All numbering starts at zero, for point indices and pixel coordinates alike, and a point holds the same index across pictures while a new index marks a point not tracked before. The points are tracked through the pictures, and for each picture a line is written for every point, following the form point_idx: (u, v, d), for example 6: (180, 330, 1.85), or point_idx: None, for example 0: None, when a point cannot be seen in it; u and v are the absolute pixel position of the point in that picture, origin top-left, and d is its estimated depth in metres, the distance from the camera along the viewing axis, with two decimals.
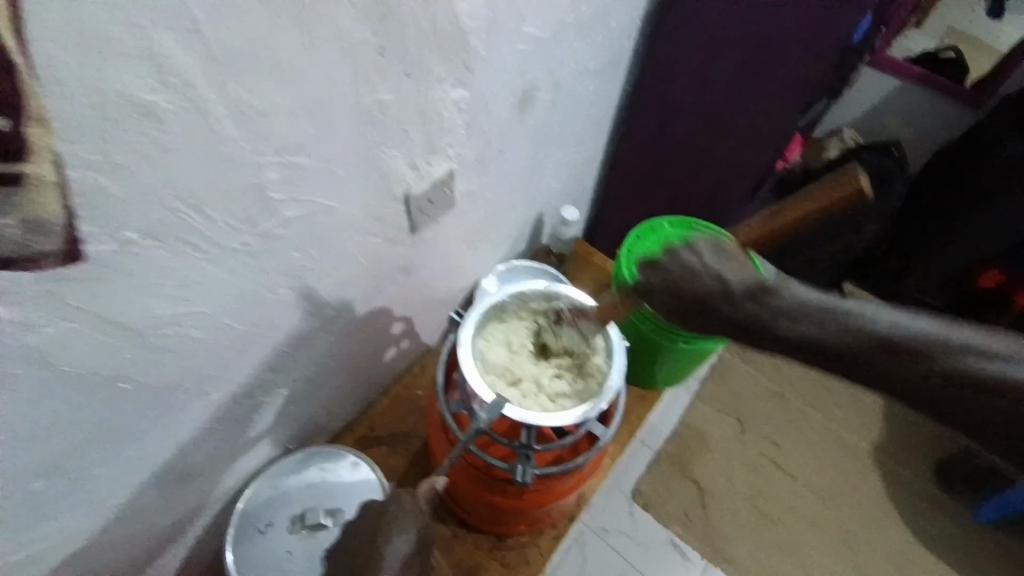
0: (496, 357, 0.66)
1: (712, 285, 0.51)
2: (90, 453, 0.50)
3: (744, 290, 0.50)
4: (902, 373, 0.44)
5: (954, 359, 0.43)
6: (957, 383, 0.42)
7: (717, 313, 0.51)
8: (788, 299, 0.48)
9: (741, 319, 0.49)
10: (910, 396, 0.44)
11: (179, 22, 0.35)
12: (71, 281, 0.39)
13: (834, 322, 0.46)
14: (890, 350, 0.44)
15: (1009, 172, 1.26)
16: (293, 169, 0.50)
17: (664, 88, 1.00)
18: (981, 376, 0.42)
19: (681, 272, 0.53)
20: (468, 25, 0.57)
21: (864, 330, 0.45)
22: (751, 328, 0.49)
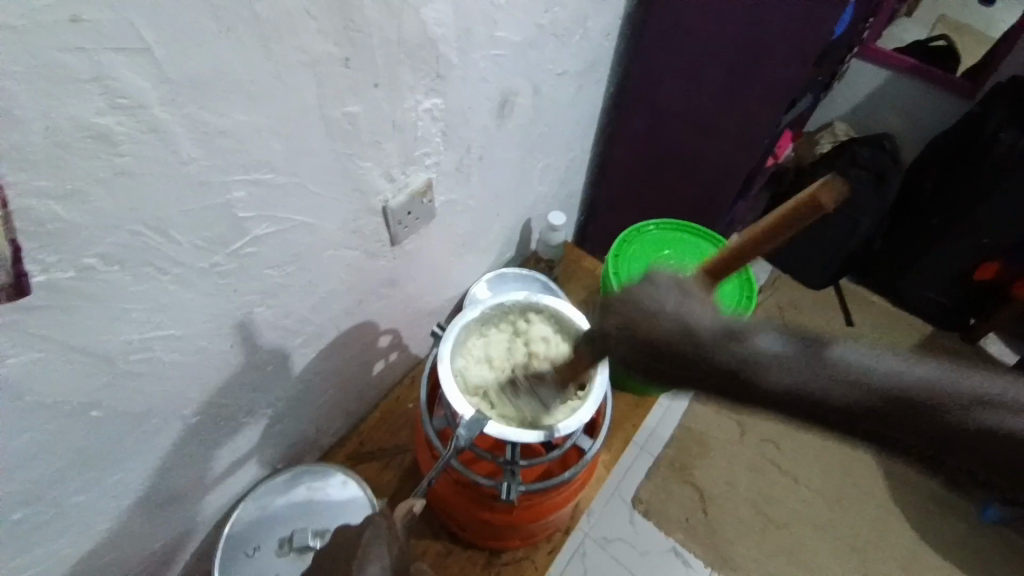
0: (476, 375, 0.65)
1: (675, 326, 0.38)
2: (65, 484, 0.49)
3: (703, 333, 0.37)
4: (911, 430, 0.33)
5: (970, 409, 0.32)
6: (981, 440, 0.32)
7: (680, 363, 0.37)
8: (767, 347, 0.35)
9: (709, 371, 0.36)
10: (923, 454, 0.33)
11: (129, 43, 0.34)
12: (31, 312, 0.38)
13: (837, 380, 0.33)
14: (896, 404, 0.33)
15: (1000, 165, 1.25)
16: (262, 186, 0.49)
17: (647, 90, 1.00)
18: (1009, 430, 0.32)
19: (633, 308, 0.39)
20: (437, 33, 0.56)
21: (862, 382, 0.33)
22: (726, 382, 0.36)
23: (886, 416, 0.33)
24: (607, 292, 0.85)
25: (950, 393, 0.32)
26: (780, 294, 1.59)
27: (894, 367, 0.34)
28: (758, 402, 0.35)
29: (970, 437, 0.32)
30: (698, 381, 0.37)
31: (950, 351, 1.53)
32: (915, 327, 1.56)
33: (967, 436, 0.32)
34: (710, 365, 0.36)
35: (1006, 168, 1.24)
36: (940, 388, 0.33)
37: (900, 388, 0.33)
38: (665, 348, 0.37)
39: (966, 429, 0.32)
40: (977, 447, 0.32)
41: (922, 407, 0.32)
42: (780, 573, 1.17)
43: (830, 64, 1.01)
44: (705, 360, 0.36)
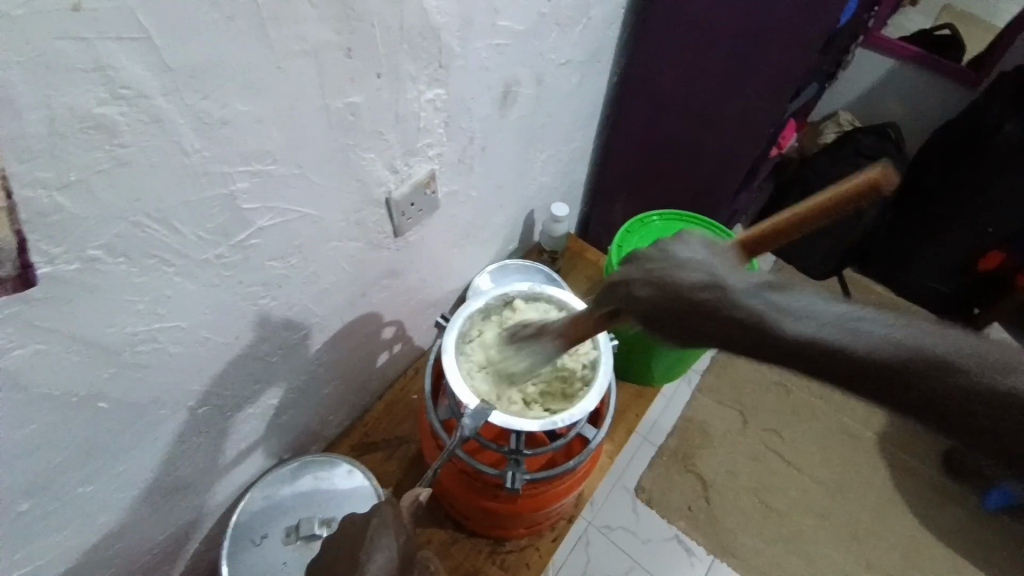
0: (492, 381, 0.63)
1: (706, 282, 0.44)
2: (73, 473, 0.50)
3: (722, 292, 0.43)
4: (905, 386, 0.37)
5: (971, 371, 0.36)
6: (970, 395, 0.36)
7: (704, 316, 0.43)
8: (790, 309, 0.40)
9: (732, 322, 0.42)
10: (919, 410, 0.38)
11: (129, 32, 0.34)
12: (35, 303, 0.39)
13: (847, 334, 0.39)
14: (894, 361, 0.37)
15: (1004, 155, 1.25)
16: (265, 177, 0.49)
17: (649, 80, 0.99)
18: (1000, 392, 0.36)
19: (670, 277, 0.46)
20: (438, 22, 0.55)
21: (863, 338, 0.38)
22: (746, 332, 0.41)
23: (882, 369, 0.38)
24: (609, 283, 0.85)
25: (943, 360, 0.37)
26: None
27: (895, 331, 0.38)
28: (770, 354, 0.41)
29: (961, 395, 0.36)
30: (723, 333, 0.42)
31: None
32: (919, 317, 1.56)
33: (958, 396, 0.36)
34: (731, 316, 0.42)
35: (1012, 157, 1.23)
36: (934, 354, 0.37)
37: (900, 350, 0.37)
38: (694, 305, 0.44)
39: (954, 388, 0.36)
40: (971, 404, 0.36)
41: (916, 369, 0.37)
42: (782, 561, 1.18)
43: (833, 55, 1.00)
44: (730, 311, 0.42)
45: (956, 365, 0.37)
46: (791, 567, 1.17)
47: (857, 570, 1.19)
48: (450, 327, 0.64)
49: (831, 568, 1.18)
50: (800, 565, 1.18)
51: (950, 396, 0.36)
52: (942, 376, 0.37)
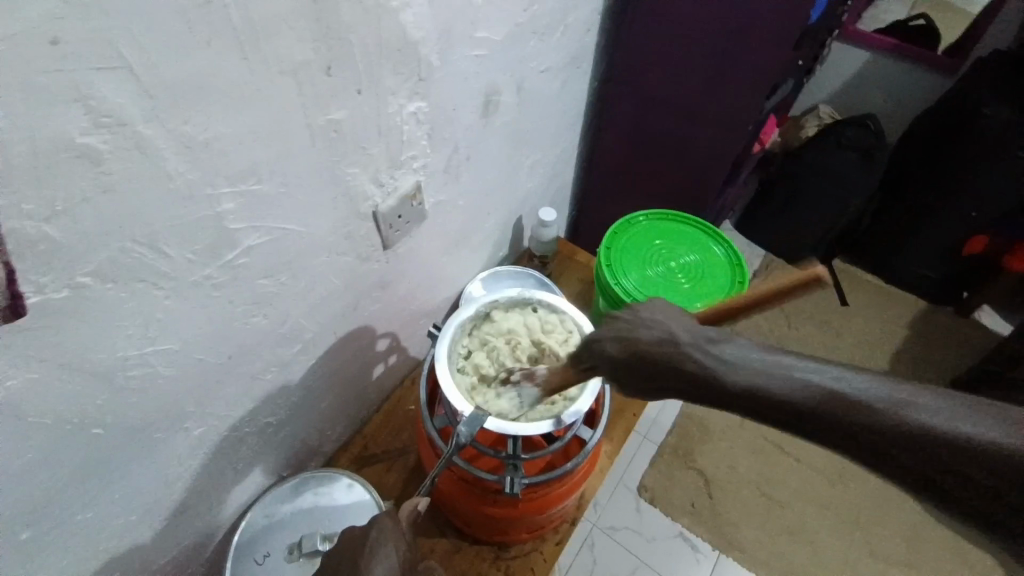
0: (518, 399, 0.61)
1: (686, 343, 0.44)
2: (71, 501, 0.50)
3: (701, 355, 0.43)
4: (887, 439, 0.38)
5: (962, 433, 0.36)
6: (942, 455, 0.37)
7: (673, 376, 0.44)
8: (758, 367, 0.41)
9: (702, 379, 0.42)
10: (904, 465, 0.38)
11: (109, 61, 0.35)
12: (27, 331, 0.39)
13: (813, 394, 0.39)
14: (867, 418, 0.38)
15: (988, 138, 1.26)
16: (251, 197, 0.50)
17: (629, 82, 1.01)
18: (975, 450, 0.36)
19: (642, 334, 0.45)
20: (417, 36, 0.56)
21: (842, 395, 0.39)
22: (711, 390, 0.42)
23: (866, 429, 0.38)
24: (600, 284, 0.86)
25: (924, 422, 0.37)
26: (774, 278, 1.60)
27: (876, 390, 0.39)
28: (750, 409, 0.41)
29: (943, 451, 0.37)
30: (701, 391, 0.43)
31: (944, 325, 1.54)
32: (909, 303, 1.57)
33: (941, 454, 0.37)
34: (706, 372, 0.42)
35: (990, 140, 1.25)
36: (914, 415, 0.37)
37: (879, 407, 0.38)
38: (658, 365, 0.44)
39: (944, 443, 0.37)
40: (946, 465, 0.37)
41: (902, 426, 0.37)
42: (787, 553, 1.18)
43: (808, 50, 1.02)
44: (704, 368, 0.42)
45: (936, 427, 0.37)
46: (795, 558, 1.18)
47: (861, 557, 1.19)
48: (439, 356, 0.63)
49: (836, 558, 1.19)
50: (804, 555, 1.18)
51: (929, 454, 0.37)
52: (927, 433, 0.37)
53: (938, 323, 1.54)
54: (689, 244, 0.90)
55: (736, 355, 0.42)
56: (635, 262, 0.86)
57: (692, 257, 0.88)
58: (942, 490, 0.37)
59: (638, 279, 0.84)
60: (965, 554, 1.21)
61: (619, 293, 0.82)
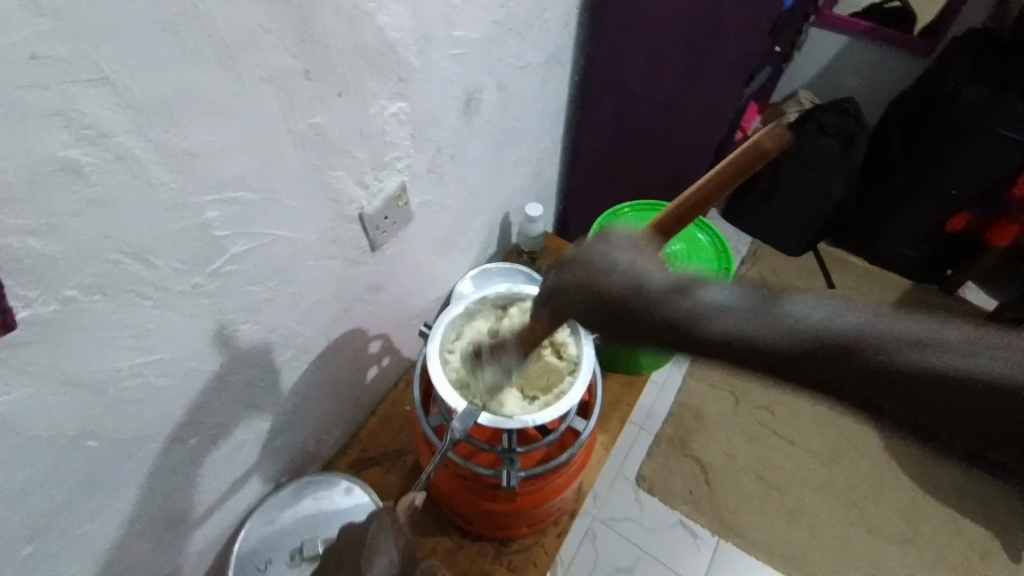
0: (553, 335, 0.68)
1: (664, 284, 0.35)
2: (69, 516, 0.50)
3: (661, 285, 0.34)
4: (869, 377, 0.30)
5: (876, 354, 0.30)
6: (892, 375, 0.29)
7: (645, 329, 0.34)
8: (700, 298, 0.33)
9: (666, 331, 0.33)
10: (896, 417, 0.30)
11: (87, 74, 0.35)
12: (16, 347, 0.39)
13: (761, 324, 0.31)
14: (852, 351, 0.30)
15: (961, 118, 1.28)
16: (236, 205, 0.50)
17: (609, 79, 1.02)
18: (905, 369, 0.29)
19: (586, 263, 0.39)
20: (395, 38, 0.57)
21: (763, 318, 0.31)
22: (652, 327, 0.34)
23: (890, 375, 0.29)
24: None
25: (913, 351, 0.29)
26: (762, 264, 1.62)
27: (864, 317, 0.30)
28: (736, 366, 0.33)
29: (957, 392, 0.28)
30: (623, 322, 0.35)
31: (930, 302, 1.56)
32: (894, 283, 1.60)
33: (974, 413, 0.29)
34: (679, 306, 0.33)
35: (969, 124, 1.28)
36: (922, 335, 0.29)
37: (817, 332, 0.31)
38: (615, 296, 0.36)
39: (880, 364, 0.29)
40: (884, 388, 0.30)
41: (929, 379, 0.29)
42: (786, 535, 1.20)
43: (784, 38, 1.03)
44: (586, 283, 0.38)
45: (967, 375, 0.28)
46: (794, 540, 1.19)
47: (859, 535, 1.21)
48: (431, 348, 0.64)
49: (833, 538, 1.20)
50: (803, 537, 1.20)
51: (882, 379, 0.30)
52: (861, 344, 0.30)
53: (923, 301, 1.56)
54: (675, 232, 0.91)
55: (625, 261, 0.37)
56: None
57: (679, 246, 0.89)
58: (883, 409, 0.30)
59: None
60: (958, 527, 1.24)
61: None
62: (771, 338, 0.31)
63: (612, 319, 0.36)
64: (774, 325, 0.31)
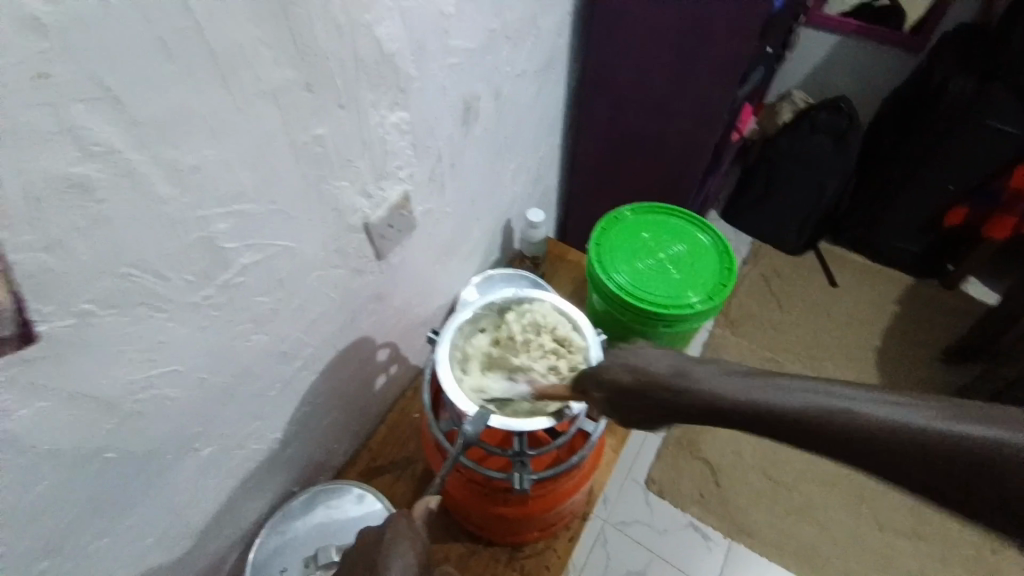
0: (541, 341, 0.69)
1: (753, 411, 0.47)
2: (85, 530, 0.50)
3: (701, 382, 0.49)
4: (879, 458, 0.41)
5: (898, 431, 0.40)
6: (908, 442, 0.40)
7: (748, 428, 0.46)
8: (768, 392, 0.45)
9: (744, 412, 0.46)
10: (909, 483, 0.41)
11: (93, 91, 0.36)
12: (31, 363, 0.39)
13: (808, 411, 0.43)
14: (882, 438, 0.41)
15: (952, 113, 1.29)
16: (242, 217, 0.50)
17: (603, 84, 1.03)
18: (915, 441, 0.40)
19: (638, 380, 0.52)
20: (392, 49, 0.58)
21: (822, 405, 0.43)
22: (736, 418, 0.46)
23: (932, 459, 0.39)
24: (592, 280, 0.87)
25: (910, 426, 0.40)
26: (764, 263, 1.62)
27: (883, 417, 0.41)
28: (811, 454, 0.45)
29: (946, 460, 0.39)
30: (700, 415, 0.48)
31: (932, 296, 1.57)
32: (896, 278, 1.60)
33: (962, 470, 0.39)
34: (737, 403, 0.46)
35: (960, 112, 1.28)
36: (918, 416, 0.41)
37: (852, 421, 0.41)
38: (675, 396, 0.49)
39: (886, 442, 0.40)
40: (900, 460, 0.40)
41: (927, 443, 0.40)
42: (797, 534, 1.19)
43: (775, 39, 1.05)
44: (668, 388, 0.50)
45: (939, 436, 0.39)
46: (806, 538, 1.19)
47: (870, 531, 1.20)
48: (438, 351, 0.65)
49: (845, 535, 1.20)
50: (814, 535, 1.19)
51: (903, 454, 0.40)
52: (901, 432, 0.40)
53: (925, 295, 1.57)
54: (677, 235, 0.92)
55: (701, 368, 0.50)
56: (625, 255, 0.87)
57: (681, 247, 0.90)
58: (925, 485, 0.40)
59: (629, 272, 0.85)
60: (971, 520, 1.23)
61: (611, 287, 0.83)
62: (816, 423, 0.42)
63: (694, 414, 0.49)
64: (814, 409, 0.43)
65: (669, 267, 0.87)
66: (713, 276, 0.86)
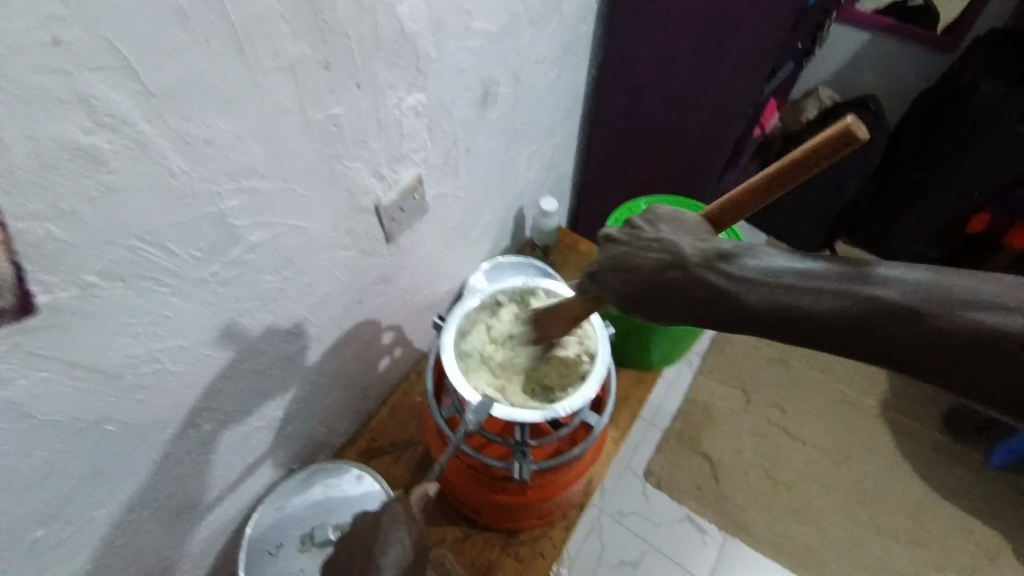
0: (546, 298, 0.71)
1: (690, 267, 0.47)
2: (85, 497, 0.50)
3: (705, 261, 0.46)
4: (873, 326, 0.39)
5: (874, 305, 0.39)
6: (883, 313, 0.39)
7: (690, 293, 0.46)
8: (745, 273, 0.44)
9: (709, 303, 0.46)
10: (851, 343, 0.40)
11: (106, 60, 0.35)
12: (33, 331, 0.39)
13: (787, 289, 0.42)
14: (897, 300, 0.39)
15: (981, 117, 1.25)
16: (253, 194, 0.50)
17: (625, 71, 1.00)
18: (871, 306, 0.39)
19: (629, 254, 0.51)
20: (413, 28, 0.56)
21: (776, 282, 0.43)
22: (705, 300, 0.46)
23: (867, 323, 0.39)
24: None
25: (857, 289, 0.40)
26: None
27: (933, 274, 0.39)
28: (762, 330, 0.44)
29: (907, 325, 0.38)
30: (683, 304, 0.47)
31: None
32: None
33: (899, 330, 0.38)
34: (738, 281, 0.44)
35: (985, 117, 1.25)
36: (887, 294, 0.39)
37: (818, 293, 0.41)
38: (670, 291, 0.48)
39: (839, 304, 0.40)
40: (863, 325, 0.40)
41: (883, 304, 0.39)
42: (795, 535, 1.19)
43: (803, 34, 1.01)
44: (640, 270, 0.49)
45: (878, 297, 0.39)
46: (803, 540, 1.19)
47: (868, 536, 1.20)
48: (445, 338, 0.65)
49: (842, 539, 1.19)
50: (811, 538, 1.19)
51: (862, 321, 0.40)
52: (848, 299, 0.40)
53: None
54: None
55: (684, 248, 0.48)
56: None
57: None
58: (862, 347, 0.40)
59: None
60: (970, 530, 1.22)
61: None
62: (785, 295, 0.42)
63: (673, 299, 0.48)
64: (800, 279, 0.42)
65: None
66: None
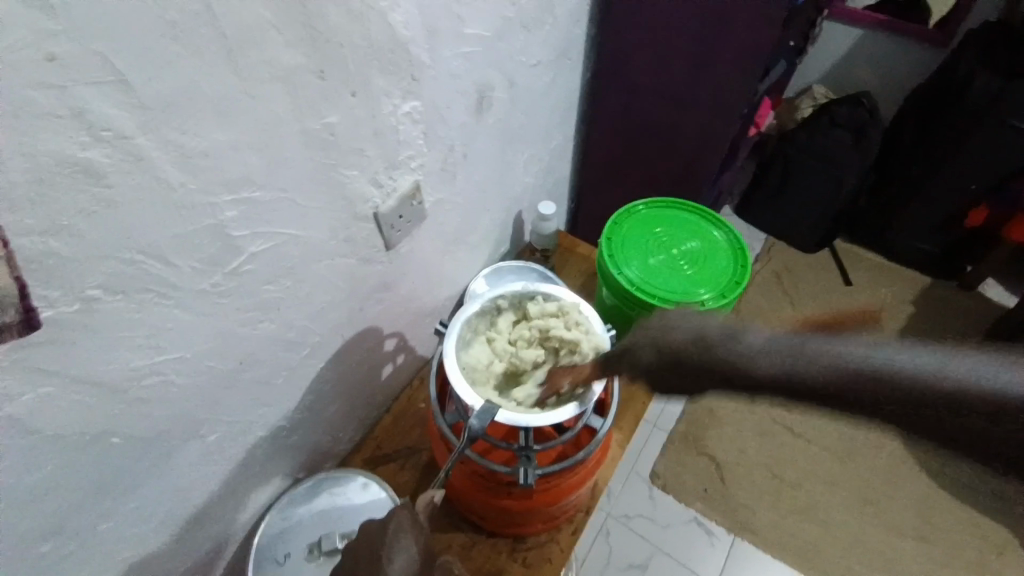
0: (543, 303, 0.71)
1: (678, 353, 0.42)
2: (90, 512, 0.50)
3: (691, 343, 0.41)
4: (863, 410, 0.32)
5: (858, 389, 0.32)
6: (869, 398, 0.32)
7: (680, 366, 0.42)
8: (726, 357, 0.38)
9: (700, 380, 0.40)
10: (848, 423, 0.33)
11: (100, 74, 0.35)
12: (35, 346, 0.39)
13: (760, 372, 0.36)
14: (863, 386, 0.32)
15: (978, 108, 1.26)
16: (251, 204, 0.50)
17: (620, 74, 1.01)
18: (858, 393, 0.32)
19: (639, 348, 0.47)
20: (405, 35, 0.57)
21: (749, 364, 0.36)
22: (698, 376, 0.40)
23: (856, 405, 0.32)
24: (602, 274, 0.86)
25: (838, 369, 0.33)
26: (777, 261, 1.60)
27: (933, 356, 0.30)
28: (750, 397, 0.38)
29: (900, 408, 0.31)
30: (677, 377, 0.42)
31: (948, 298, 1.54)
32: (911, 278, 1.57)
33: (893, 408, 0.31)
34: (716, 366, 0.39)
35: (983, 108, 1.25)
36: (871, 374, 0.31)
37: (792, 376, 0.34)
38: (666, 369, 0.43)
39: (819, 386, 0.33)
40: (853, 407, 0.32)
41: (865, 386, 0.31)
42: (802, 534, 1.18)
43: (795, 32, 1.02)
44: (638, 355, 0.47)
45: (861, 382, 0.32)
46: (810, 539, 1.18)
47: (876, 533, 1.19)
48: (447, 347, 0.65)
49: (850, 536, 1.19)
50: (819, 536, 1.18)
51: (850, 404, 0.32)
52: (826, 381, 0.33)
53: (941, 296, 1.54)
54: (689, 229, 0.90)
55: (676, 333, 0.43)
56: (638, 251, 0.86)
57: (694, 243, 0.89)
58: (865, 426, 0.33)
59: (641, 267, 0.84)
60: (979, 525, 1.21)
61: (621, 282, 0.82)
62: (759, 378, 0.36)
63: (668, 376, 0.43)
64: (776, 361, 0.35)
65: (681, 263, 0.86)
66: (727, 273, 0.84)
